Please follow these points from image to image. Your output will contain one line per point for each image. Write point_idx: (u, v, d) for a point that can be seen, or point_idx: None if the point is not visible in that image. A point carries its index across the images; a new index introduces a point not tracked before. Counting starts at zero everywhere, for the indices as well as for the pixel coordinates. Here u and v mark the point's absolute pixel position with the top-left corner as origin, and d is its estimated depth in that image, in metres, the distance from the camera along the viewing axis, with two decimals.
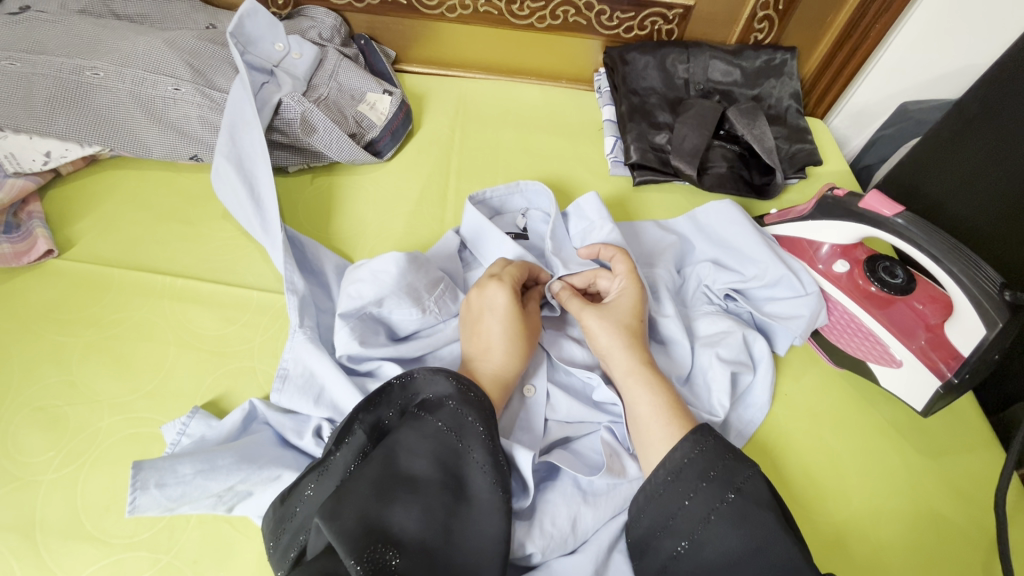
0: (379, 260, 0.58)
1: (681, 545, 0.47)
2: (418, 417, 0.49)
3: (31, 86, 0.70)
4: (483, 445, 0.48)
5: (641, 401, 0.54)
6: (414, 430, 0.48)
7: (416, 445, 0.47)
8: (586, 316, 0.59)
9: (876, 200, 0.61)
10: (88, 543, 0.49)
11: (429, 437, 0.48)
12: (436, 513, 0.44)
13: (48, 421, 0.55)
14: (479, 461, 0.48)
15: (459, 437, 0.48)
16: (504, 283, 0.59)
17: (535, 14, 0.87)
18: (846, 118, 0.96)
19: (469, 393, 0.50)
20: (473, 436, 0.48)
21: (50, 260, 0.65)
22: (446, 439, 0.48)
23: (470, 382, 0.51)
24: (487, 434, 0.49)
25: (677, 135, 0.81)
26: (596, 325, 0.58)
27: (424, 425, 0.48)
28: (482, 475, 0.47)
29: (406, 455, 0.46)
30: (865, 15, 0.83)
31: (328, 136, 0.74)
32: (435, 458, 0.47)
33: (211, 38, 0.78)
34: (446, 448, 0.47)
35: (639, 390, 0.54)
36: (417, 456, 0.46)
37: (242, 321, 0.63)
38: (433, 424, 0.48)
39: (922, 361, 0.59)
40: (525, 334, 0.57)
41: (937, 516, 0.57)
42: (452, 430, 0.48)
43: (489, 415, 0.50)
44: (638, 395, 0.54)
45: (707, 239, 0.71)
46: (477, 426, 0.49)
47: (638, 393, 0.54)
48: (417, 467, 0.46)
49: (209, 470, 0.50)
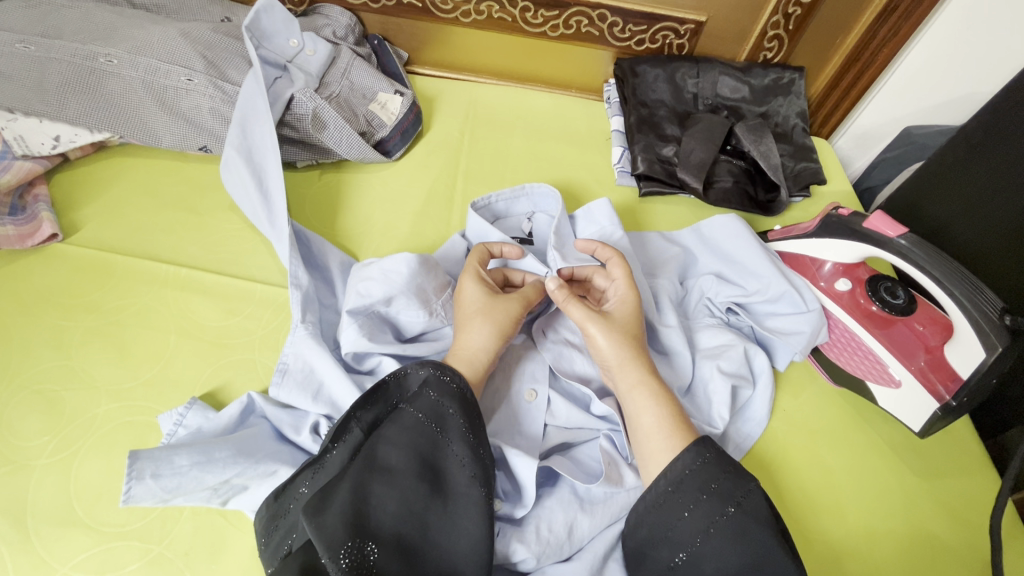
0: (391, 260, 0.59)
1: (678, 557, 0.47)
2: (399, 410, 0.49)
3: (44, 70, 0.70)
4: (463, 439, 0.48)
5: (645, 411, 0.53)
6: (395, 424, 0.48)
7: (396, 437, 0.47)
8: (591, 327, 0.57)
9: (881, 220, 0.61)
10: (80, 529, 0.49)
11: (409, 429, 0.48)
12: (414, 506, 0.44)
13: (44, 405, 0.54)
14: (458, 454, 0.47)
15: (440, 429, 0.48)
16: (475, 277, 0.60)
17: (548, 22, 0.88)
18: (850, 139, 0.97)
19: (449, 383, 0.50)
20: (453, 428, 0.48)
21: (54, 244, 0.65)
22: (426, 430, 0.48)
23: (449, 370, 0.51)
24: (467, 426, 0.49)
25: (685, 148, 0.81)
26: (599, 331, 0.57)
27: (404, 417, 0.48)
28: (461, 470, 0.47)
29: (385, 447, 0.46)
30: (871, 42, 0.85)
31: (338, 134, 0.75)
32: (414, 450, 0.46)
33: (226, 31, 0.78)
34: (426, 441, 0.47)
35: (645, 401, 0.54)
36: (396, 448, 0.46)
37: (245, 313, 0.63)
38: (412, 415, 0.48)
39: (921, 383, 0.59)
40: (498, 317, 0.57)
41: (932, 538, 0.57)
42: (432, 422, 0.48)
43: (469, 407, 0.50)
44: (642, 406, 0.54)
45: (711, 253, 0.71)
46: (457, 418, 0.49)
47: (644, 403, 0.54)
48: (395, 459, 0.46)
49: (205, 462, 0.49)
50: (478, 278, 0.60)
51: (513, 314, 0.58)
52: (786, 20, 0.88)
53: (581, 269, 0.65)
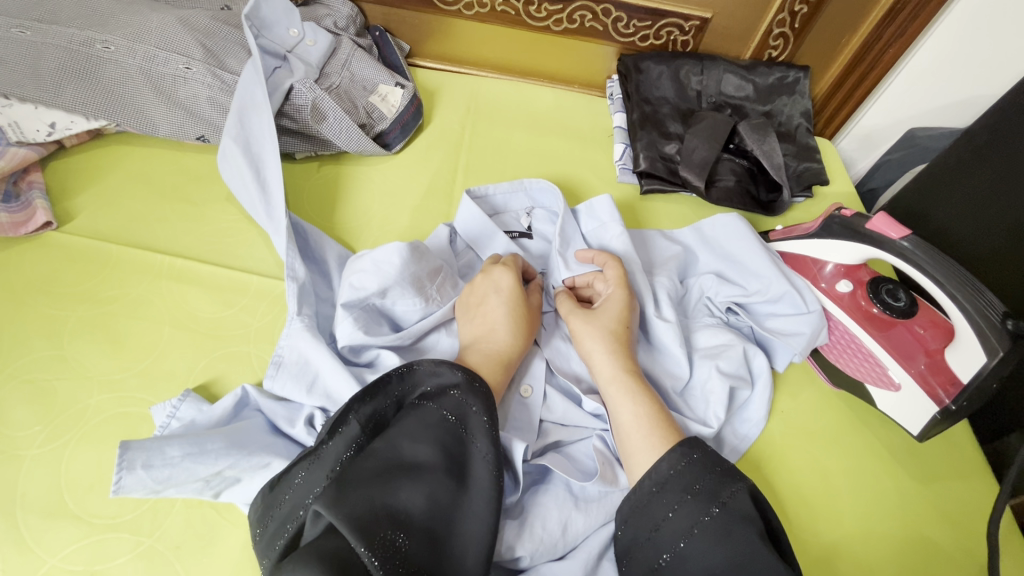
0: (382, 250, 0.57)
1: (663, 558, 0.47)
2: (421, 406, 0.48)
3: (41, 56, 0.69)
4: (487, 436, 0.48)
5: (623, 409, 0.53)
6: (418, 419, 0.47)
7: (419, 432, 0.46)
8: (572, 320, 0.60)
9: (883, 222, 0.61)
10: (69, 521, 0.48)
11: (433, 424, 0.47)
12: (441, 499, 0.43)
13: (36, 394, 0.54)
14: (482, 451, 0.47)
15: (463, 426, 0.48)
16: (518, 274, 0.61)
17: (552, 16, 0.87)
18: (853, 140, 0.95)
19: (475, 384, 0.50)
20: (477, 426, 0.48)
21: (48, 232, 0.65)
22: (450, 427, 0.47)
23: (479, 377, 0.51)
24: (491, 424, 0.49)
25: (688, 146, 0.80)
26: (581, 329, 0.58)
27: (427, 414, 0.48)
28: (484, 466, 0.47)
29: (409, 442, 0.46)
30: (879, 40, 0.84)
31: (338, 125, 0.74)
32: (440, 446, 0.46)
33: (226, 20, 0.77)
34: (451, 437, 0.47)
35: (623, 398, 0.54)
36: (421, 443, 0.46)
37: (241, 305, 0.62)
38: (436, 412, 0.48)
39: (921, 387, 0.59)
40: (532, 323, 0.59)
41: (926, 542, 0.57)
42: (455, 419, 0.48)
43: (492, 405, 0.50)
44: (621, 404, 0.54)
45: (712, 252, 0.71)
46: (481, 416, 0.49)
47: (622, 400, 0.54)
48: (420, 453, 0.45)
49: (198, 454, 0.49)
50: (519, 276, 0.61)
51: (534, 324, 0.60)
52: (792, 18, 0.87)
53: (581, 277, 0.65)
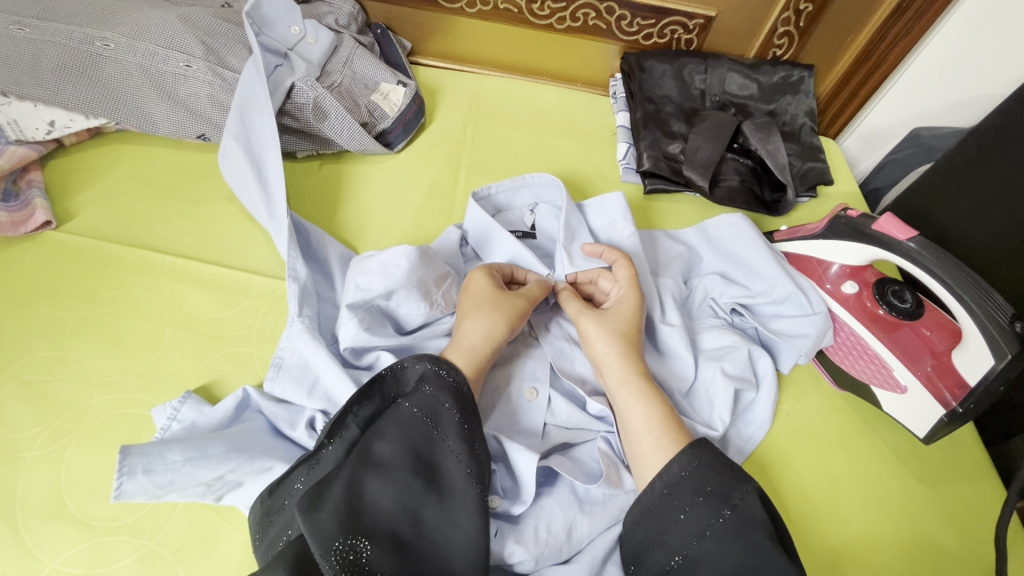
0: (390, 252, 0.57)
1: (674, 560, 0.47)
2: (394, 405, 0.48)
3: (40, 53, 0.69)
4: (459, 434, 0.47)
5: (634, 411, 0.53)
6: (392, 419, 0.47)
7: (389, 432, 0.46)
8: (583, 321, 0.58)
9: (890, 222, 0.60)
10: (70, 524, 0.48)
11: (404, 424, 0.47)
12: (408, 502, 0.43)
13: (35, 395, 0.54)
14: (454, 450, 0.47)
15: (435, 424, 0.47)
16: (488, 272, 0.60)
17: (555, 14, 0.86)
18: (857, 139, 0.95)
19: (447, 380, 0.49)
20: (449, 424, 0.47)
21: (47, 231, 0.64)
22: (421, 426, 0.47)
23: (447, 365, 0.50)
24: (463, 422, 0.48)
25: (691, 146, 0.80)
26: (593, 331, 0.57)
27: (399, 413, 0.47)
28: (457, 465, 0.46)
29: (379, 443, 0.46)
30: (884, 40, 0.83)
31: (339, 124, 0.73)
32: (409, 447, 0.46)
33: (227, 17, 0.77)
34: (421, 436, 0.46)
35: (634, 400, 0.53)
36: (390, 443, 0.46)
37: (242, 305, 0.62)
38: (407, 410, 0.47)
39: (927, 388, 0.58)
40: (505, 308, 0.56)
41: (933, 545, 0.56)
42: (427, 417, 0.47)
43: (465, 402, 0.49)
44: (631, 405, 0.53)
45: (716, 252, 0.70)
46: (452, 414, 0.48)
47: (632, 402, 0.53)
48: (389, 454, 0.45)
49: (199, 457, 0.48)
50: (490, 274, 0.60)
51: (518, 309, 0.57)
52: (796, 17, 0.86)
53: (584, 274, 0.64)
